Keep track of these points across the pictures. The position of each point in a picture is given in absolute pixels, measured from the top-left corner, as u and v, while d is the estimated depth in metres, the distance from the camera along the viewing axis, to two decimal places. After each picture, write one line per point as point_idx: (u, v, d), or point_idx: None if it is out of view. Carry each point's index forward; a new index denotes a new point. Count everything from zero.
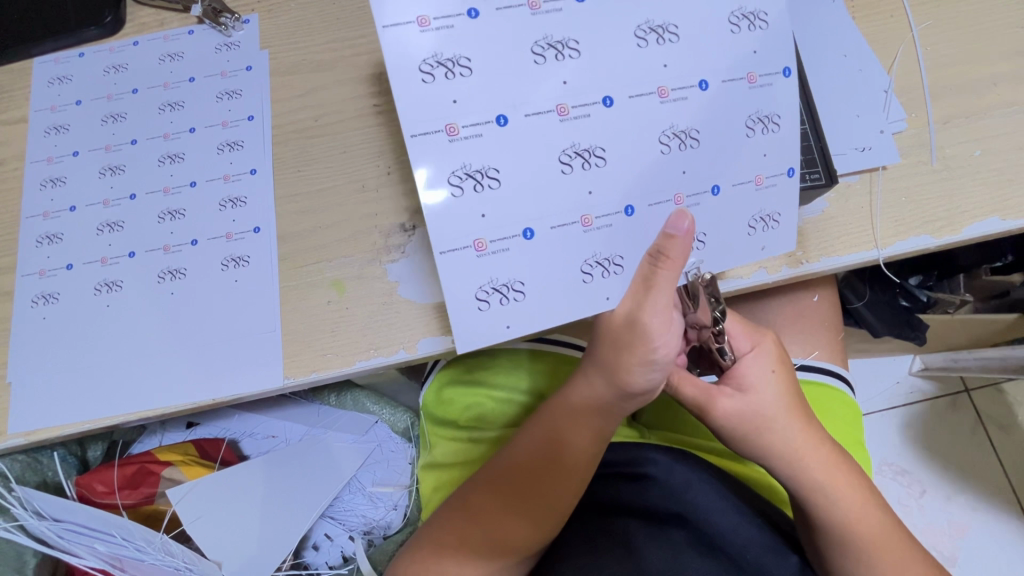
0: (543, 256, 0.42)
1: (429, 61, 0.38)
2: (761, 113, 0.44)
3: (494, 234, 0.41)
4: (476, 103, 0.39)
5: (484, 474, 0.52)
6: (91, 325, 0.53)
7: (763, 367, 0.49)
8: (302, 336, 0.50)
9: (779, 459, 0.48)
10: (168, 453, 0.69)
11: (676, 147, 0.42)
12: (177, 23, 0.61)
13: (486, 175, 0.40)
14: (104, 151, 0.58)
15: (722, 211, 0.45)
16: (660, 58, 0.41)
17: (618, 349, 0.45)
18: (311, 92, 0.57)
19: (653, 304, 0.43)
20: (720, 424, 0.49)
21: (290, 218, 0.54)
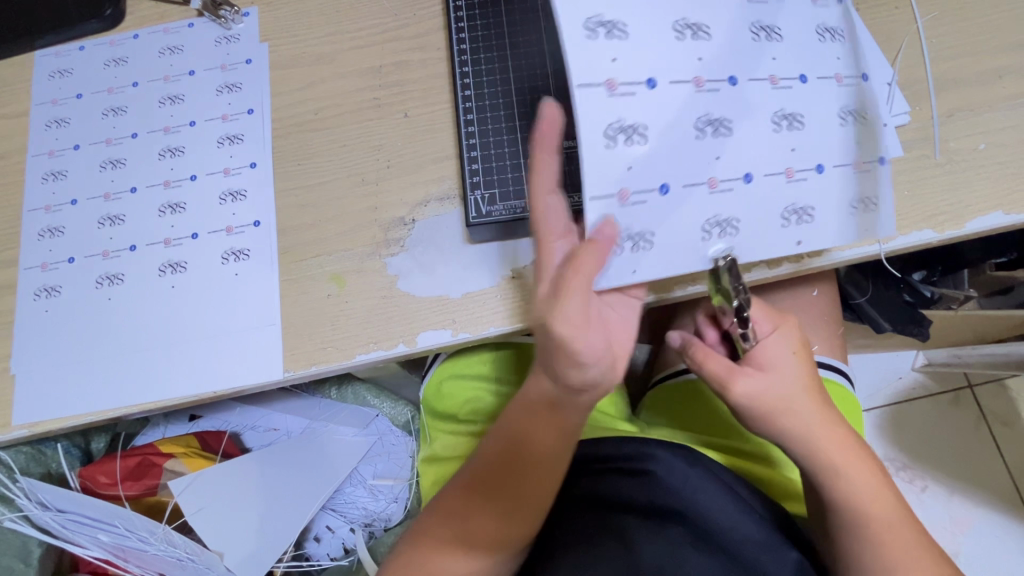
0: (677, 212, 0.43)
1: (593, 21, 0.40)
2: (849, 108, 0.46)
3: (638, 184, 0.41)
4: (633, 64, 0.41)
5: (457, 479, 0.51)
6: (94, 318, 0.53)
7: (783, 349, 0.49)
8: (301, 329, 0.51)
9: (796, 440, 0.48)
10: (170, 446, 0.69)
11: (786, 135, 0.44)
12: (177, 15, 0.61)
13: (636, 131, 0.41)
14: (105, 144, 0.58)
15: (828, 188, 0.45)
16: (763, 54, 0.44)
17: (550, 352, 0.42)
18: (311, 86, 0.57)
19: (566, 307, 0.39)
20: (739, 404, 0.49)
21: (289, 212, 0.54)
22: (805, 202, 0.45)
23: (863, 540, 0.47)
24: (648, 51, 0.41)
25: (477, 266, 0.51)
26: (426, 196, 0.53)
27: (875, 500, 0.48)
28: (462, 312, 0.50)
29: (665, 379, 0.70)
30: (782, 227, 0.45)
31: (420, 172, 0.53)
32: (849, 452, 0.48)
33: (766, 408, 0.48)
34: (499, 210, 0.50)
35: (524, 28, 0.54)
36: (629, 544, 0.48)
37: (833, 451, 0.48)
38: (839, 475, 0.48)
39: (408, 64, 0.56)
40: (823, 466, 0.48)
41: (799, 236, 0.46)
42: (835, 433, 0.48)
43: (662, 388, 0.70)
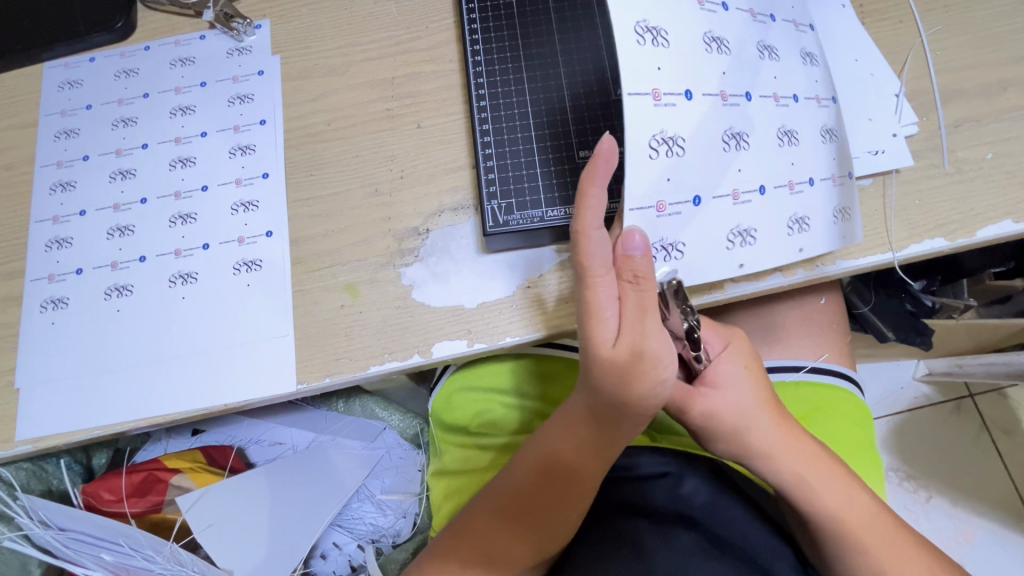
0: (704, 220, 0.45)
1: (641, 26, 0.41)
2: (830, 124, 0.49)
3: (673, 196, 0.43)
4: (675, 75, 0.42)
5: (483, 505, 0.49)
6: (102, 331, 0.52)
7: (736, 365, 0.49)
8: (316, 340, 0.50)
9: (756, 456, 0.47)
10: (176, 461, 0.68)
11: (787, 149, 0.47)
12: (189, 28, 0.61)
13: (676, 142, 0.42)
14: (115, 155, 0.57)
15: (823, 196, 0.48)
16: (771, 72, 0.47)
17: (624, 382, 0.40)
18: (322, 98, 0.57)
19: (651, 329, 0.40)
20: (699, 425, 0.47)
21: (302, 222, 0.53)
22: (806, 212, 0.47)
23: (844, 547, 0.46)
24: (683, 62, 0.42)
25: (491, 276, 0.51)
26: (440, 206, 0.53)
27: (849, 511, 0.46)
28: (479, 322, 0.49)
29: None
30: (787, 236, 0.47)
31: (434, 182, 0.53)
32: (821, 465, 0.47)
33: (724, 427, 0.47)
34: (516, 219, 0.50)
35: (538, 41, 0.54)
36: (642, 553, 0.46)
37: (799, 463, 0.47)
38: (815, 491, 0.47)
39: (420, 76, 0.57)
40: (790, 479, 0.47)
41: (802, 244, 0.48)
42: (807, 452, 0.48)
43: None
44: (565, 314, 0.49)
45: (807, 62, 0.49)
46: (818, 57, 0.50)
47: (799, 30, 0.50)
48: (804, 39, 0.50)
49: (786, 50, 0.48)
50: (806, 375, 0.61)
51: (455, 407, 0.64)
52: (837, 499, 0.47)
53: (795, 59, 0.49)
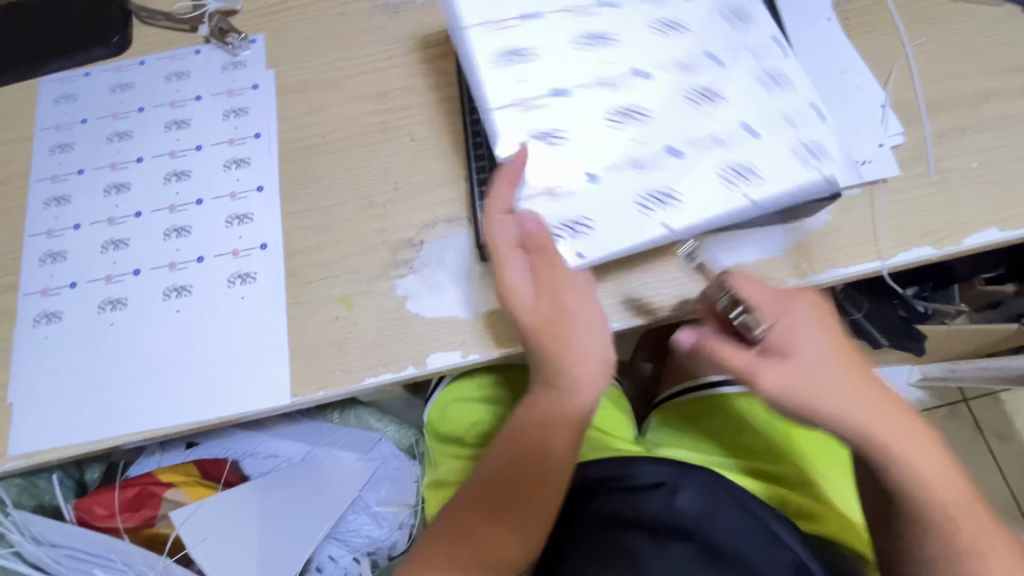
0: (614, 199, 0.46)
1: (588, 33, 0.49)
2: (781, 74, 0.50)
3: (566, 179, 0.46)
4: (614, 65, 0.49)
5: (467, 500, 0.50)
6: (96, 345, 0.52)
7: (806, 327, 0.43)
8: (311, 352, 0.50)
9: (844, 427, 0.42)
10: (170, 475, 0.67)
11: (705, 110, 0.48)
12: (184, 42, 0.62)
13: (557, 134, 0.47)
14: (109, 169, 0.57)
15: (786, 155, 0.47)
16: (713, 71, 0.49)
17: (555, 339, 0.44)
18: (317, 111, 0.58)
19: (567, 289, 0.45)
20: (767, 400, 0.43)
21: (296, 234, 0.54)
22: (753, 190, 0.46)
23: (930, 521, 0.44)
24: (630, 54, 0.49)
25: (486, 287, 0.51)
26: (433, 218, 0.53)
27: (938, 483, 0.43)
28: (473, 333, 0.50)
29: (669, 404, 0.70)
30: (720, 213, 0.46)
31: (427, 194, 0.54)
32: (914, 433, 0.43)
33: (801, 401, 0.42)
34: None
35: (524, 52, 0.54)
36: (637, 564, 0.47)
37: (888, 433, 0.42)
38: (900, 462, 0.43)
39: (414, 90, 0.58)
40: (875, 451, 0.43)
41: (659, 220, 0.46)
42: (900, 422, 0.43)
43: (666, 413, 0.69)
44: None
45: (770, 79, 0.49)
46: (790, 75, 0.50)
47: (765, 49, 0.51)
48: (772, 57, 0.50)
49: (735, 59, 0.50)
50: None
51: (450, 415, 0.64)
52: (928, 469, 0.43)
53: (747, 69, 0.50)
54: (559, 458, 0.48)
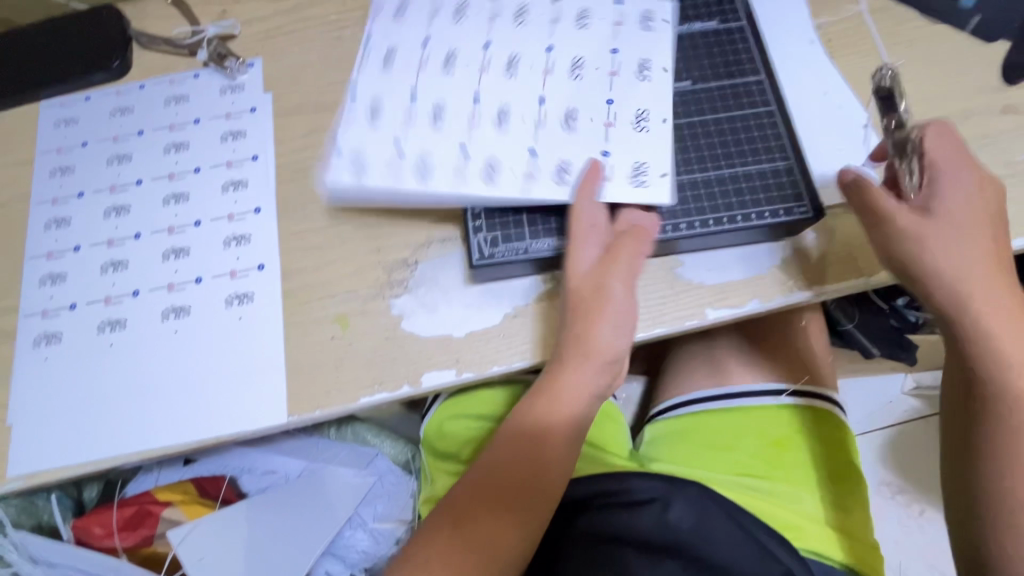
0: (480, 155, 0.52)
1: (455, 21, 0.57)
2: (586, 11, 0.56)
3: (449, 149, 0.52)
4: (475, 46, 0.56)
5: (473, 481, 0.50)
6: (95, 366, 0.52)
7: (964, 195, 0.47)
8: (308, 371, 0.51)
9: (950, 289, 0.46)
10: (168, 493, 0.68)
11: (586, 74, 0.54)
12: (182, 66, 0.63)
13: (438, 113, 0.53)
14: (109, 191, 0.58)
15: (657, 41, 0.55)
16: (589, 49, 0.55)
17: (586, 312, 0.48)
18: (314, 133, 0.59)
19: (615, 273, 0.48)
20: (891, 245, 0.47)
21: (293, 255, 0.55)
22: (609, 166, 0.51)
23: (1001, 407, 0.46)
24: (492, 38, 0.56)
25: (480, 306, 0.52)
26: (428, 238, 0.54)
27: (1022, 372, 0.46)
28: (467, 352, 0.51)
29: (659, 417, 0.68)
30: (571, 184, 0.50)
31: (422, 215, 0.55)
32: (1012, 316, 0.46)
33: (921, 249, 0.46)
34: (501, 252, 0.51)
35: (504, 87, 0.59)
36: None
37: (987, 310, 0.46)
38: (993, 338, 0.46)
39: None
40: (971, 320, 0.46)
41: (518, 177, 0.51)
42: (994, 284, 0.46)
43: (656, 426, 0.68)
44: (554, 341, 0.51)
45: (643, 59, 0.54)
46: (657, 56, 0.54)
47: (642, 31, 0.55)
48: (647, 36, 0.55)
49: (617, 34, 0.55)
50: (789, 398, 0.62)
51: (447, 430, 0.64)
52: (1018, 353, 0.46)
53: (622, 47, 0.55)
54: (558, 459, 0.50)
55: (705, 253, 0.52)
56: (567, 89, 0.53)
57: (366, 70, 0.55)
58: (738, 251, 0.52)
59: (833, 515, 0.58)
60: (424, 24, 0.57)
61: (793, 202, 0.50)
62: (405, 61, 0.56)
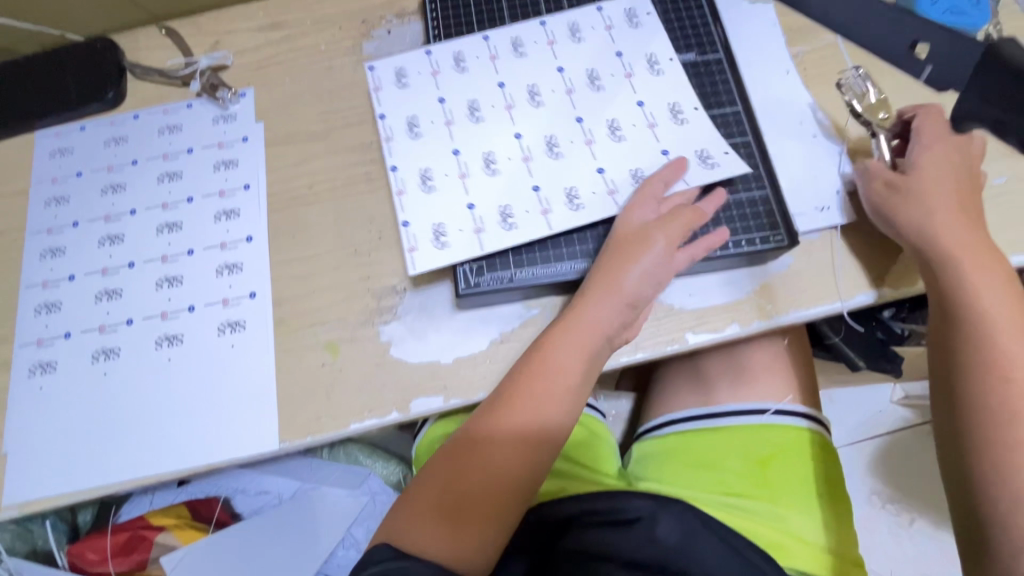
0: (548, 184, 0.54)
1: (462, 61, 0.61)
2: (576, 24, 0.61)
3: (510, 193, 0.54)
4: (497, 82, 0.59)
5: (480, 424, 0.48)
6: (89, 394, 0.53)
7: (937, 159, 0.52)
8: (299, 398, 0.52)
9: (920, 230, 0.50)
10: (161, 518, 0.70)
11: (607, 81, 0.58)
12: (176, 96, 0.64)
13: (491, 162, 0.56)
14: (103, 221, 0.59)
15: (651, 34, 0.60)
16: (607, 73, 0.59)
17: (624, 253, 0.50)
18: (305, 162, 0.61)
19: (665, 231, 0.50)
20: (870, 194, 0.53)
21: (284, 283, 0.56)
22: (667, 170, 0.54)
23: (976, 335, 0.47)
24: (510, 72, 0.60)
25: (467, 333, 0.53)
26: None
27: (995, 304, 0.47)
28: (454, 377, 0.52)
29: (646, 435, 0.69)
30: None
31: None
32: (985, 256, 0.48)
33: (895, 195, 0.51)
34: (486, 280, 0.52)
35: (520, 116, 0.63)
36: None
37: (958, 247, 0.49)
38: (962, 269, 0.48)
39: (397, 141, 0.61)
40: (944, 256, 0.49)
41: (593, 191, 0.54)
42: (970, 233, 0.49)
43: (643, 444, 0.69)
44: None
45: (652, 62, 0.59)
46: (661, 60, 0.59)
47: (642, 42, 0.60)
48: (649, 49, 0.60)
49: (626, 47, 0.60)
50: (771, 417, 0.63)
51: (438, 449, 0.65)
52: (990, 288, 0.48)
53: (636, 62, 0.59)
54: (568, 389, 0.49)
55: (686, 278, 0.53)
56: (600, 108, 0.57)
57: (397, 146, 0.58)
58: (717, 276, 0.53)
59: (818, 535, 0.58)
60: (432, 84, 0.60)
61: (769, 230, 0.52)
62: (431, 124, 0.59)
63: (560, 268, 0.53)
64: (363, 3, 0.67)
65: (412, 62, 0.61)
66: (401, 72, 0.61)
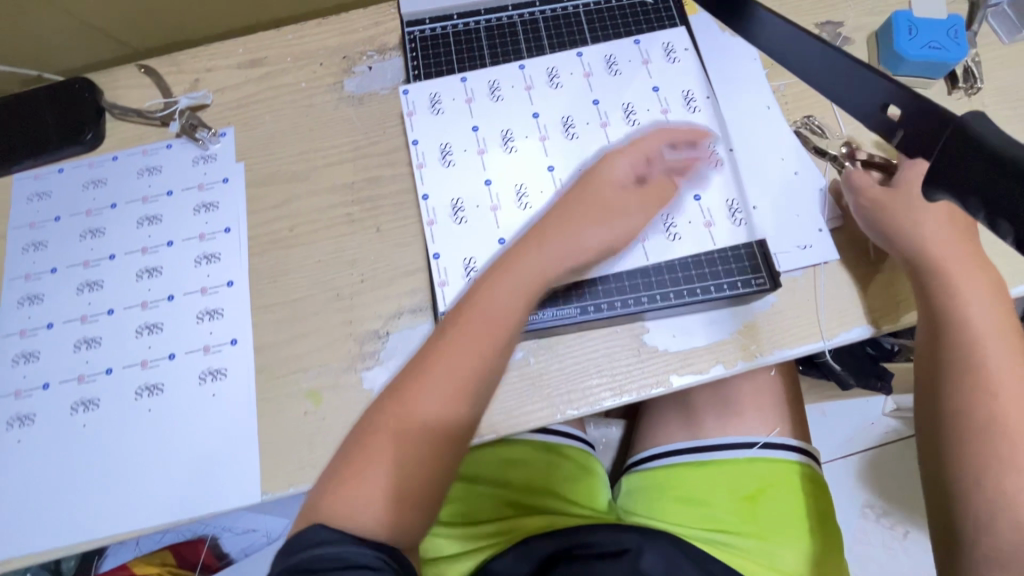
0: None
1: (493, 89, 0.61)
2: (613, 56, 0.62)
3: None
4: (533, 113, 0.60)
5: (443, 394, 0.45)
6: (69, 447, 0.53)
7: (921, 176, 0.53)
8: (281, 447, 0.51)
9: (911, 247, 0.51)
10: (146, 565, 0.73)
11: (641, 117, 0.59)
12: (155, 137, 0.64)
13: (522, 196, 0.57)
14: (82, 266, 0.59)
15: (683, 71, 0.61)
16: (643, 107, 0.59)
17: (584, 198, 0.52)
18: (286, 204, 0.60)
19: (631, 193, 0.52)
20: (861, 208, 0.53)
21: (265, 329, 0.55)
22: (696, 215, 0.55)
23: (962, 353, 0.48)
24: (547, 104, 0.60)
25: None
26: (399, 308, 0.55)
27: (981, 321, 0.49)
28: None
29: (635, 468, 0.69)
30: (668, 238, 0.55)
31: (393, 285, 0.56)
32: (971, 271, 0.50)
33: (888, 211, 0.52)
34: None
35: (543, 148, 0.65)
36: None
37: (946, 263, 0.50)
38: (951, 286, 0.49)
39: (379, 180, 0.60)
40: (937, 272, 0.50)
41: None
42: (959, 254, 0.50)
43: (632, 477, 0.69)
44: (521, 414, 0.51)
45: (688, 99, 0.60)
46: (697, 96, 0.60)
47: (679, 76, 0.60)
48: (687, 85, 0.60)
49: (664, 80, 0.60)
50: (760, 451, 0.63)
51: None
52: (977, 303, 0.49)
53: (673, 97, 0.60)
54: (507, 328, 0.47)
55: (671, 319, 0.53)
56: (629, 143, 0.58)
57: (429, 173, 0.59)
58: (702, 316, 0.53)
59: (807, 571, 0.58)
60: (466, 112, 0.61)
61: (750, 274, 0.54)
62: (463, 152, 0.60)
63: (541, 317, 0.53)
64: (343, 38, 0.67)
65: (446, 88, 0.62)
66: (435, 98, 0.62)
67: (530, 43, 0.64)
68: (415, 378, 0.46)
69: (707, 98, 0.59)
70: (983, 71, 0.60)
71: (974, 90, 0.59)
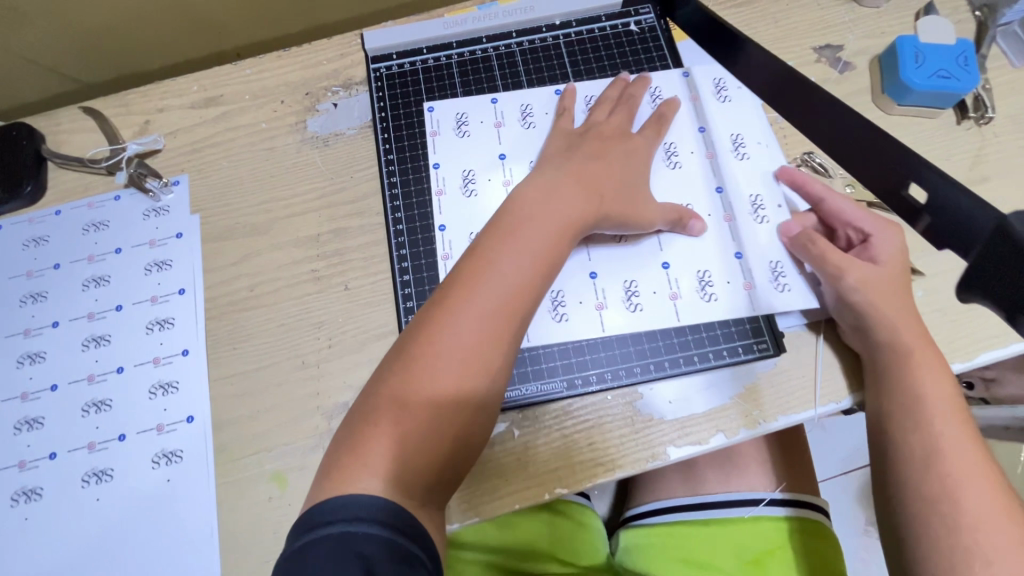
0: (609, 279, 0.52)
1: (523, 116, 0.58)
2: (659, 89, 0.58)
3: (569, 281, 0.52)
4: None
5: (467, 335, 0.41)
6: (9, 543, 0.48)
7: (886, 248, 0.48)
8: (243, 536, 0.47)
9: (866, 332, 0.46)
10: None
11: (684, 158, 0.55)
12: (102, 187, 0.59)
13: None
14: (23, 336, 0.54)
15: (739, 111, 0.57)
16: (686, 147, 0.56)
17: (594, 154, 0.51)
18: (244, 260, 0.55)
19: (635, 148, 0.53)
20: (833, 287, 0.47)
21: (224, 403, 0.50)
22: (729, 270, 0.52)
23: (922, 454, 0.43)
24: None
25: None
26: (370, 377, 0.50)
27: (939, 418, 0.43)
28: None
29: (636, 523, 0.66)
30: (704, 297, 0.51)
31: (363, 351, 0.51)
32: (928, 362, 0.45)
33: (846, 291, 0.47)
34: None
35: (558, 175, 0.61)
36: None
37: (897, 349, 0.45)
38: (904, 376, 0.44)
39: (346, 231, 0.55)
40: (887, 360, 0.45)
41: (654, 289, 0.51)
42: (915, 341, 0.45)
43: (632, 533, 0.65)
44: (506, 498, 0.46)
45: (739, 143, 0.56)
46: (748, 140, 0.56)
47: (735, 116, 0.56)
48: (741, 128, 0.56)
49: (718, 121, 0.56)
50: (766, 508, 0.59)
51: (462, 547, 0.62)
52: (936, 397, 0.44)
53: (724, 139, 0.56)
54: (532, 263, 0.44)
55: (666, 384, 0.49)
56: (667, 184, 0.55)
57: (447, 201, 0.55)
58: (700, 379, 0.49)
59: None
60: (495, 137, 0.57)
61: (753, 339, 0.50)
62: (488, 182, 0.56)
63: (525, 390, 0.49)
64: (306, 72, 0.62)
65: (475, 109, 0.59)
66: (462, 118, 0.58)
67: (506, 79, 0.60)
68: (432, 327, 0.42)
69: (757, 140, 0.56)
70: (993, 99, 0.56)
71: (985, 120, 0.55)
